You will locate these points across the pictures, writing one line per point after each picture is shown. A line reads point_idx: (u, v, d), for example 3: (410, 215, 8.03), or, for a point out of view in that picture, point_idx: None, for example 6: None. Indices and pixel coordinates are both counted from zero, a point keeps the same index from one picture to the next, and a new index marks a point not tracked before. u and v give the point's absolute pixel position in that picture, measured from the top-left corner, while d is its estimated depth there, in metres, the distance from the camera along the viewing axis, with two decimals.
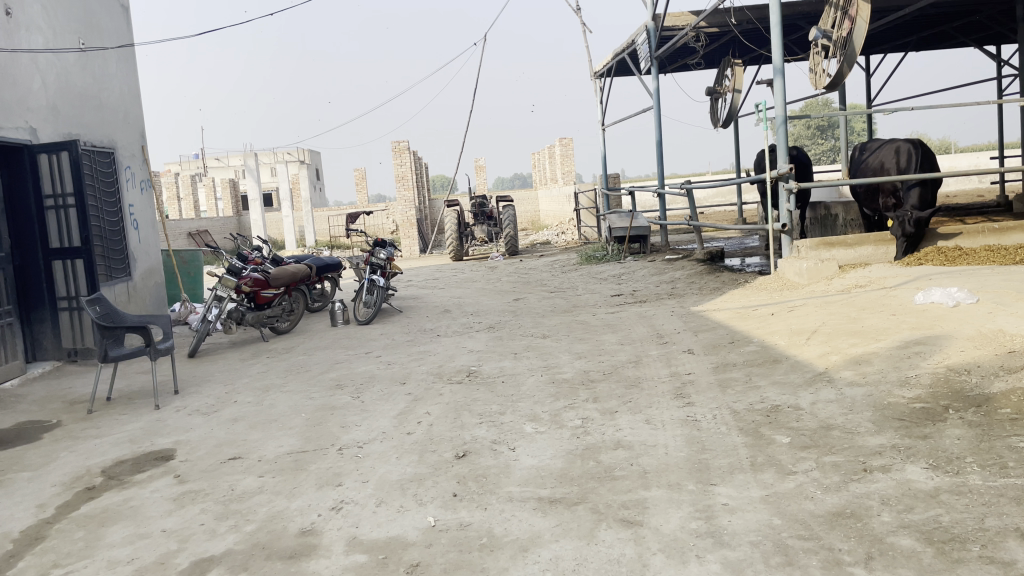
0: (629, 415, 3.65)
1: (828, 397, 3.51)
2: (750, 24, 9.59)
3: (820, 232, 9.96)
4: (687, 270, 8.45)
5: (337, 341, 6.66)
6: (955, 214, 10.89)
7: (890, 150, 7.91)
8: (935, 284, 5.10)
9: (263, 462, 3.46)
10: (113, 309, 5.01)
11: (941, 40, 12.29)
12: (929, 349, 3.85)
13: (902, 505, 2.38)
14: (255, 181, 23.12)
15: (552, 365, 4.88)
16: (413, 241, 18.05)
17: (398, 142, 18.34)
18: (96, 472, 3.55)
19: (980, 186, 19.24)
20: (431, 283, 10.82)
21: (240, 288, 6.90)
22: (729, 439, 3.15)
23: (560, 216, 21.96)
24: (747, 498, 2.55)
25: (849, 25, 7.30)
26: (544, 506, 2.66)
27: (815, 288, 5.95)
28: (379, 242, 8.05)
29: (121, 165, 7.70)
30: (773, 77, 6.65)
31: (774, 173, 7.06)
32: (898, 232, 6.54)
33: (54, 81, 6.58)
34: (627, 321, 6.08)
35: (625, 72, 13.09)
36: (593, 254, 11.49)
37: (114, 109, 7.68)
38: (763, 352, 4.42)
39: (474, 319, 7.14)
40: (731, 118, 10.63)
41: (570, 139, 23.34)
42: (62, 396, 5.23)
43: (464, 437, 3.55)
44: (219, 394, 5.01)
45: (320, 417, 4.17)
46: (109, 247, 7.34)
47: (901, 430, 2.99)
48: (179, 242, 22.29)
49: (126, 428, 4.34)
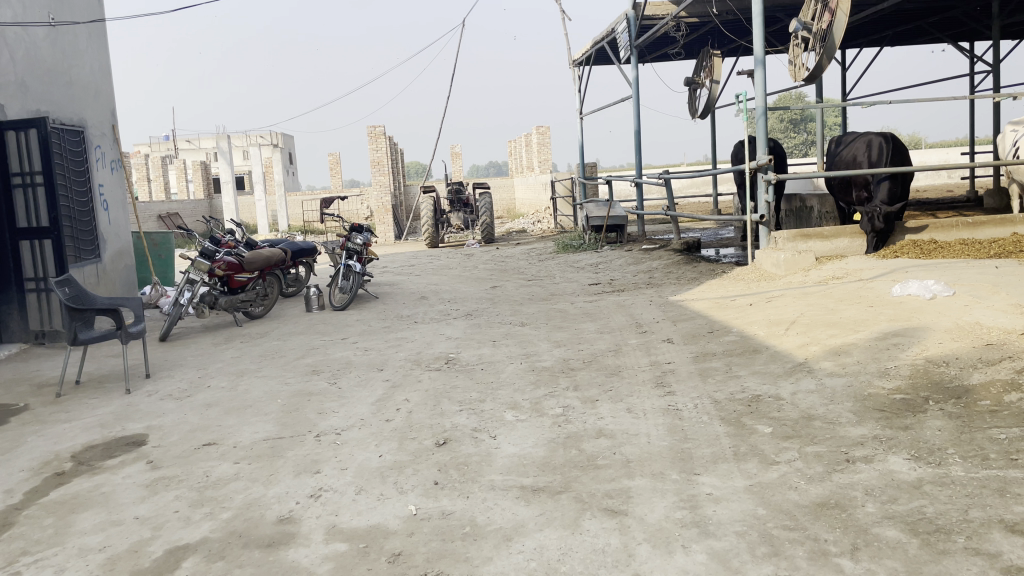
0: (611, 404, 3.63)
1: (808, 387, 3.51)
2: (730, 15, 9.59)
3: (795, 224, 10.03)
4: (664, 260, 8.46)
5: (313, 326, 6.58)
6: (927, 208, 11.02)
7: (863, 144, 7.96)
8: (911, 277, 5.14)
9: (239, 448, 3.39)
10: (83, 291, 4.89)
11: (917, 36, 12.39)
12: (907, 341, 3.88)
13: (886, 496, 2.39)
14: (227, 164, 22.78)
15: (531, 353, 4.85)
16: (388, 227, 17.91)
17: (374, 127, 18.17)
18: (66, 457, 3.46)
19: (950, 181, 19.53)
20: (406, 270, 10.73)
21: (214, 271, 6.79)
22: (711, 428, 3.14)
23: (536, 204, 21.92)
24: (731, 488, 2.54)
25: (830, 17, 7.32)
26: (527, 495, 2.63)
27: (792, 279, 5.97)
28: (355, 227, 7.95)
29: (91, 144, 7.52)
30: (753, 68, 6.64)
31: (753, 164, 7.07)
32: (867, 227, 6.58)
33: (23, 56, 6.40)
34: (606, 310, 6.07)
35: (604, 61, 13.05)
36: (570, 243, 11.47)
37: (84, 87, 7.50)
38: (743, 342, 4.43)
39: (452, 306, 7.08)
40: (710, 109, 10.64)
41: (547, 127, 23.28)
42: (28, 380, 5.10)
43: (444, 425, 3.51)
44: (192, 379, 4.91)
45: (296, 403, 4.11)
46: (78, 227, 7.18)
47: (882, 421, 3.00)
48: (149, 225, 21.93)
49: (96, 412, 4.24)
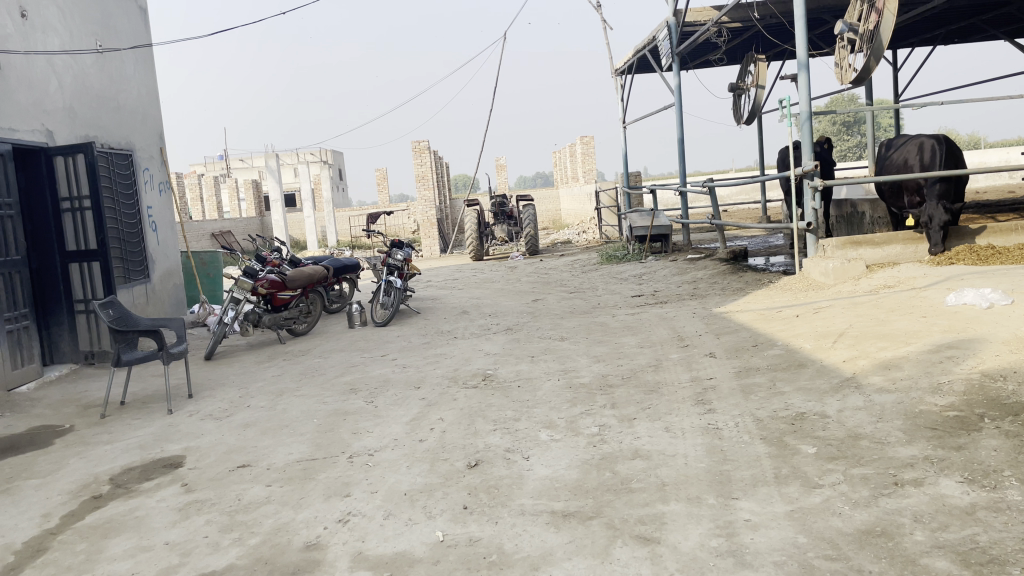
0: (648, 423, 3.53)
1: (856, 404, 3.36)
2: (773, 19, 9.40)
3: (846, 230, 9.76)
4: (709, 270, 8.30)
5: (354, 343, 6.59)
6: (986, 211, 10.63)
7: (914, 146, 7.70)
8: (967, 284, 4.93)
9: (272, 470, 3.38)
10: (127, 312, 4.96)
11: (970, 33, 12.00)
12: (962, 354, 3.69)
13: (936, 523, 2.25)
14: (276, 181, 23.14)
15: (570, 369, 4.76)
16: (434, 241, 17.99)
17: (418, 142, 18.34)
18: (104, 480, 3.49)
19: (1009, 182, 18.90)
20: (449, 284, 10.72)
21: (257, 290, 6.83)
22: (752, 449, 3.02)
23: (581, 214, 21.80)
24: (770, 514, 2.43)
25: (876, 18, 7.11)
26: (557, 521, 2.55)
27: (841, 289, 5.77)
28: (397, 243, 7.96)
29: (139, 166, 7.69)
30: (797, 72, 6.48)
31: (799, 171, 6.89)
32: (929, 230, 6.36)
33: (71, 83, 6.57)
34: (647, 323, 5.95)
35: (646, 69, 12.94)
36: (614, 254, 11.35)
37: (132, 111, 7.67)
38: (788, 356, 4.28)
39: (492, 320, 7.04)
40: (755, 114, 10.44)
41: (591, 137, 23.19)
42: (76, 400, 5.20)
43: (477, 445, 3.45)
44: (232, 398, 4.95)
45: (332, 422, 4.09)
46: (127, 248, 7.32)
47: (933, 441, 2.84)
48: (202, 243, 22.40)
49: (138, 433, 4.29)
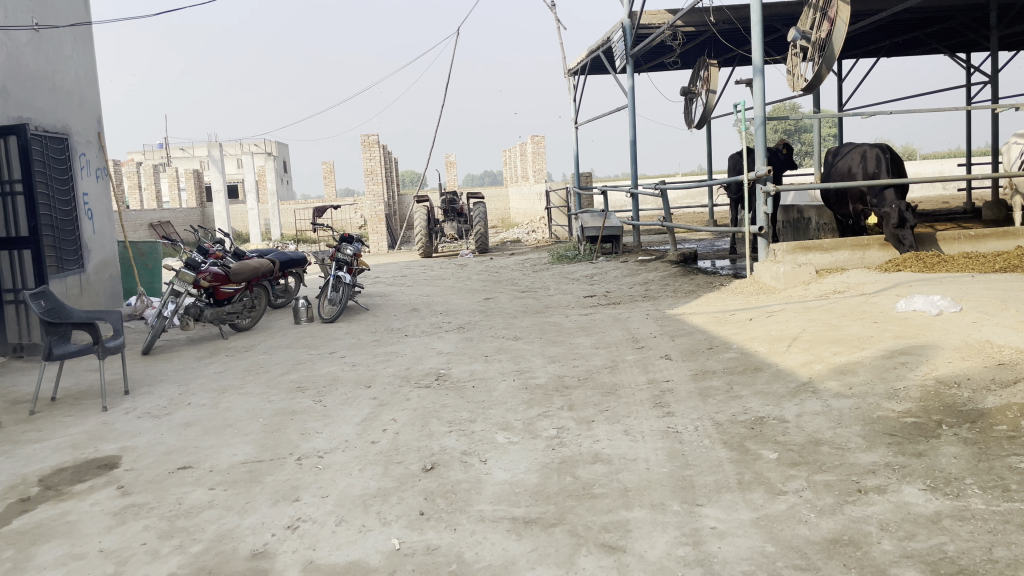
0: (607, 425, 3.47)
1: (814, 409, 3.35)
2: (727, 24, 9.47)
3: (792, 235, 9.91)
4: (660, 272, 8.32)
5: (301, 339, 6.40)
6: (925, 220, 10.92)
7: (857, 155, 7.81)
8: (916, 291, 5.00)
9: (215, 473, 3.21)
10: (60, 303, 4.70)
11: (914, 46, 12.31)
12: (915, 360, 3.72)
13: (902, 532, 2.23)
14: (219, 172, 22.55)
15: (524, 369, 4.69)
16: (382, 236, 17.75)
17: (367, 136, 18.07)
18: (33, 482, 3.28)
19: (943, 193, 19.53)
20: (398, 280, 10.55)
21: (199, 283, 6.60)
22: (714, 453, 2.98)
23: (530, 213, 21.78)
24: (736, 521, 2.38)
25: (829, 26, 7.19)
26: (518, 528, 2.46)
27: (792, 293, 5.83)
28: (346, 237, 7.77)
29: (75, 151, 7.35)
30: (752, 77, 6.52)
31: (751, 175, 6.94)
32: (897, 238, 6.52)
33: (4, 61, 6.24)
34: (601, 324, 5.91)
35: (599, 70, 12.96)
36: (565, 254, 11.33)
37: (69, 93, 7.34)
38: (744, 359, 4.27)
39: (443, 318, 6.92)
40: (706, 119, 10.53)
41: (542, 137, 23.23)
42: (3, 395, 4.92)
43: (432, 447, 3.34)
44: (172, 395, 4.73)
45: (279, 422, 3.94)
46: (60, 237, 7.00)
47: (893, 447, 2.84)
48: (139, 233, 21.68)
49: (70, 431, 4.06)
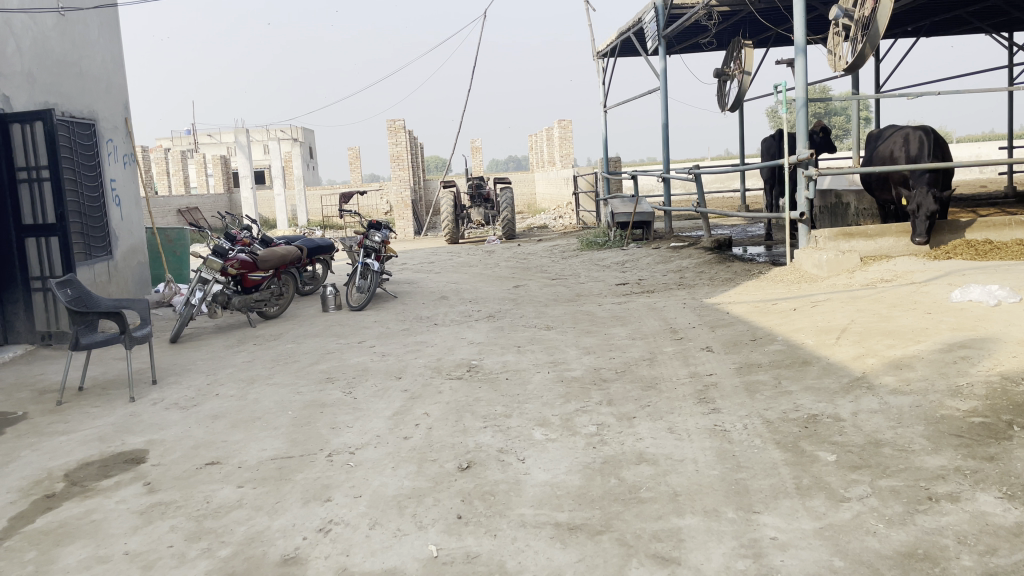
0: (650, 422, 3.31)
1: (871, 406, 3.17)
2: (763, 4, 9.21)
3: (830, 221, 9.63)
4: (694, 259, 8.12)
5: (330, 328, 6.30)
6: (966, 206, 10.60)
7: (899, 138, 7.54)
8: (969, 281, 4.77)
9: (243, 469, 3.10)
10: (87, 292, 4.61)
11: (955, 25, 11.93)
12: (978, 354, 3.51)
13: (982, 546, 2.05)
14: (246, 157, 22.48)
15: (559, 361, 4.54)
16: (408, 222, 17.63)
17: (393, 121, 17.99)
18: (58, 477, 3.19)
19: (982, 176, 19.06)
20: (425, 267, 10.44)
21: (226, 270, 6.51)
22: (767, 454, 2.81)
23: (557, 198, 21.56)
24: (798, 532, 2.22)
25: (873, 4, 6.90)
26: (563, 535, 2.32)
27: (836, 282, 5.62)
28: (374, 224, 7.67)
29: (102, 137, 7.29)
30: (793, 57, 6.28)
31: (792, 159, 6.71)
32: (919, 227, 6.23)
33: (31, 46, 6.16)
34: (636, 313, 5.75)
35: (629, 52, 12.71)
36: (594, 240, 11.14)
37: (96, 78, 7.27)
38: (791, 352, 4.08)
39: (473, 307, 6.78)
40: (740, 101, 10.27)
41: (568, 121, 23.00)
42: (31, 385, 4.86)
43: (467, 444, 3.21)
44: (200, 386, 4.64)
45: (308, 415, 3.82)
46: (88, 224, 6.94)
47: (962, 449, 2.65)
48: (167, 219, 21.74)
49: (97, 423, 3.97)
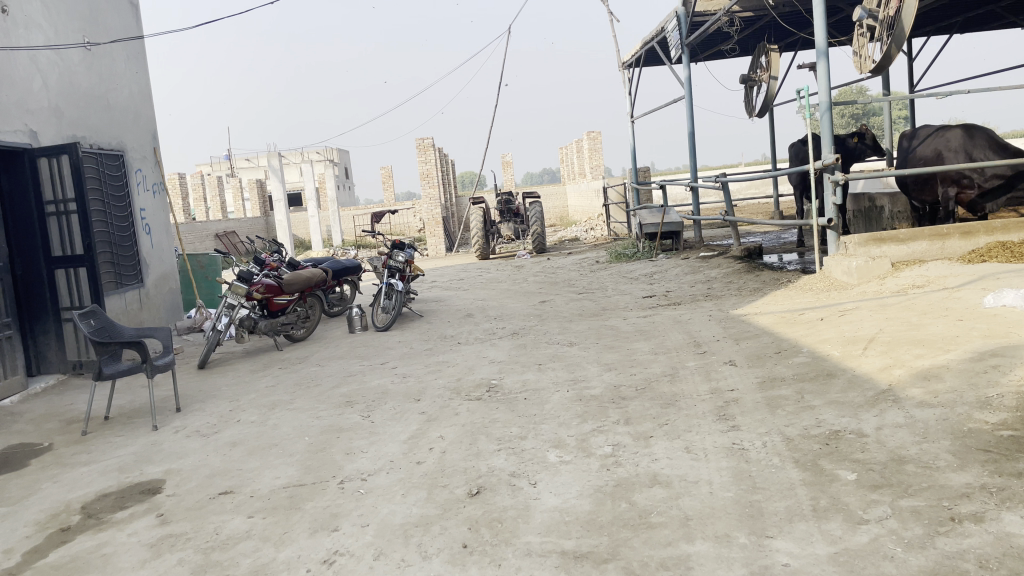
0: (666, 442, 3.23)
1: (896, 421, 3.05)
2: (787, 7, 9.07)
3: (863, 225, 9.41)
4: (723, 268, 7.99)
5: (354, 349, 6.30)
6: None
7: (953, 136, 7.30)
8: (1004, 284, 4.60)
9: (255, 499, 3.09)
10: (110, 322, 4.66)
11: (989, 20, 11.63)
12: (1010, 362, 3.37)
13: (1005, 571, 1.94)
14: (279, 180, 22.75)
15: (579, 378, 4.47)
16: (439, 239, 17.67)
17: (421, 140, 18.08)
18: (76, 509, 3.21)
19: None
20: (455, 284, 10.44)
21: (252, 295, 6.55)
22: (784, 474, 2.72)
23: (588, 210, 21.49)
24: (812, 557, 2.13)
25: (897, 4, 6.75)
26: (568, 564, 2.26)
27: (866, 289, 5.47)
28: (398, 244, 7.67)
29: (131, 167, 7.42)
30: (816, 60, 6.15)
31: (818, 164, 6.56)
32: None
33: (57, 82, 6.30)
34: (661, 327, 5.65)
35: (655, 62, 12.63)
36: (624, 252, 11.04)
37: (123, 110, 7.41)
38: (815, 364, 3.97)
39: (498, 324, 6.74)
40: (768, 107, 10.12)
41: (598, 132, 22.93)
42: (59, 415, 4.92)
43: (479, 468, 3.16)
44: (223, 412, 4.66)
45: (324, 441, 3.81)
46: (119, 253, 7.05)
47: (989, 466, 2.53)
48: (205, 243, 22.07)
49: (119, 453, 4.01)
